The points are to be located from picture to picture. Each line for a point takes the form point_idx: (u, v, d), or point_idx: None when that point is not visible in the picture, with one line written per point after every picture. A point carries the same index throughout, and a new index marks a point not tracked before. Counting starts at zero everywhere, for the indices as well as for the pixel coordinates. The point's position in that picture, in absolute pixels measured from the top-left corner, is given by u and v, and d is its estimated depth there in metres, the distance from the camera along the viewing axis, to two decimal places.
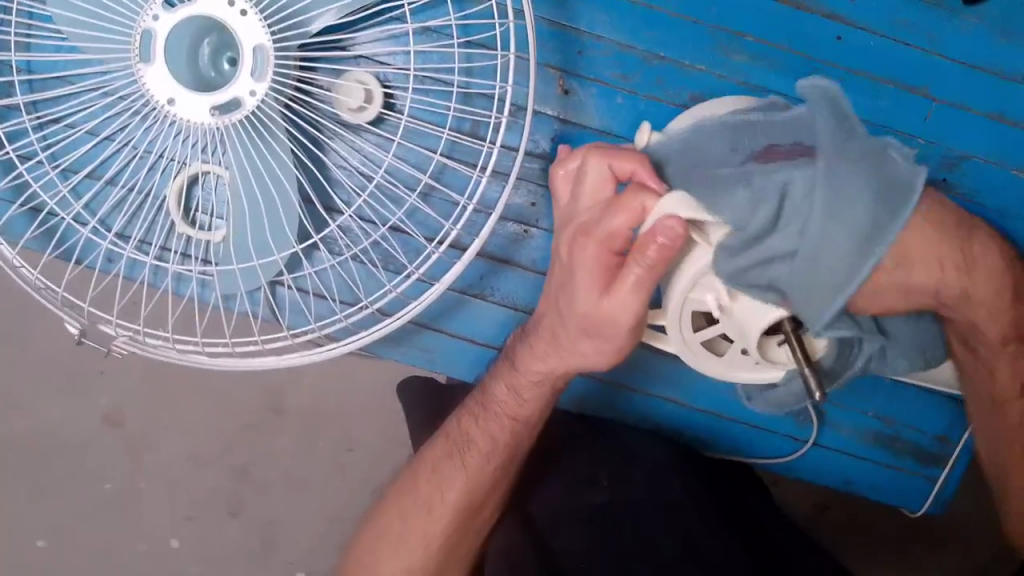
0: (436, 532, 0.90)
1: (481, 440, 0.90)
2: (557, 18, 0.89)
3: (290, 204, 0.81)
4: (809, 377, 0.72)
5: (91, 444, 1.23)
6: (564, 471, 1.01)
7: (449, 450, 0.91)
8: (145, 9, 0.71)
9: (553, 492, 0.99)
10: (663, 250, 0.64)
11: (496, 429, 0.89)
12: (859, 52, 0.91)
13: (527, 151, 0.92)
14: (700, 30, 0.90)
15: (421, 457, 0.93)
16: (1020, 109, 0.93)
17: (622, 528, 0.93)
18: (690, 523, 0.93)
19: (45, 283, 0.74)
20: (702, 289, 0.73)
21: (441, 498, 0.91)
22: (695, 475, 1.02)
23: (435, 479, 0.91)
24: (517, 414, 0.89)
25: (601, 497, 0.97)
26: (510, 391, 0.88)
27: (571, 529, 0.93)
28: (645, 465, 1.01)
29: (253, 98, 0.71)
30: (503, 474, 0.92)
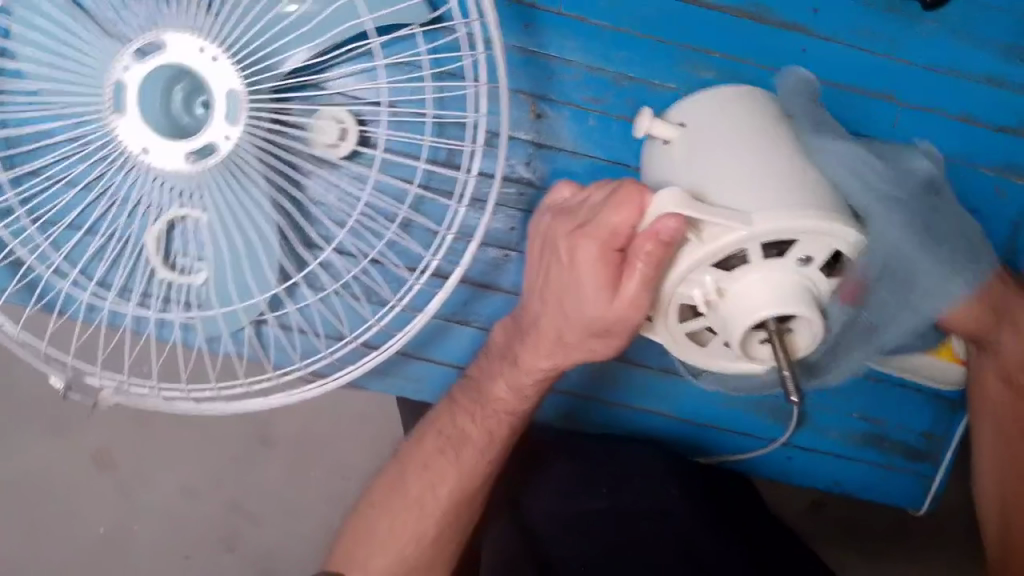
0: (429, 526, 0.90)
1: (477, 435, 0.89)
2: (526, 45, 0.89)
3: (270, 241, 0.81)
4: (786, 380, 0.72)
5: (81, 487, 1.22)
6: (560, 476, 1.02)
7: (443, 445, 0.90)
8: (116, 60, 0.72)
9: (548, 501, 1.01)
10: (664, 243, 0.65)
11: (494, 423, 0.88)
12: (823, 62, 0.93)
13: (505, 176, 0.92)
14: (668, 50, 0.91)
15: (412, 452, 0.92)
16: (985, 109, 0.95)
17: (622, 533, 0.95)
18: (687, 525, 0.95)
19: (29, 339, 0.75)
20: (690, 284, 0.71)
21: (434, 493, 0.90)
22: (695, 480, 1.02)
23: (427, 473, 0.91)
24: (515, 409, 0.87)
25: (601, 505, 1.00)
26: (510, 388, 0.85)
27: (565, 539, 0.95)
28: (644, 466, 1.01)
29: (228, 143, 0.72)
30: (499, 465, 0.91)
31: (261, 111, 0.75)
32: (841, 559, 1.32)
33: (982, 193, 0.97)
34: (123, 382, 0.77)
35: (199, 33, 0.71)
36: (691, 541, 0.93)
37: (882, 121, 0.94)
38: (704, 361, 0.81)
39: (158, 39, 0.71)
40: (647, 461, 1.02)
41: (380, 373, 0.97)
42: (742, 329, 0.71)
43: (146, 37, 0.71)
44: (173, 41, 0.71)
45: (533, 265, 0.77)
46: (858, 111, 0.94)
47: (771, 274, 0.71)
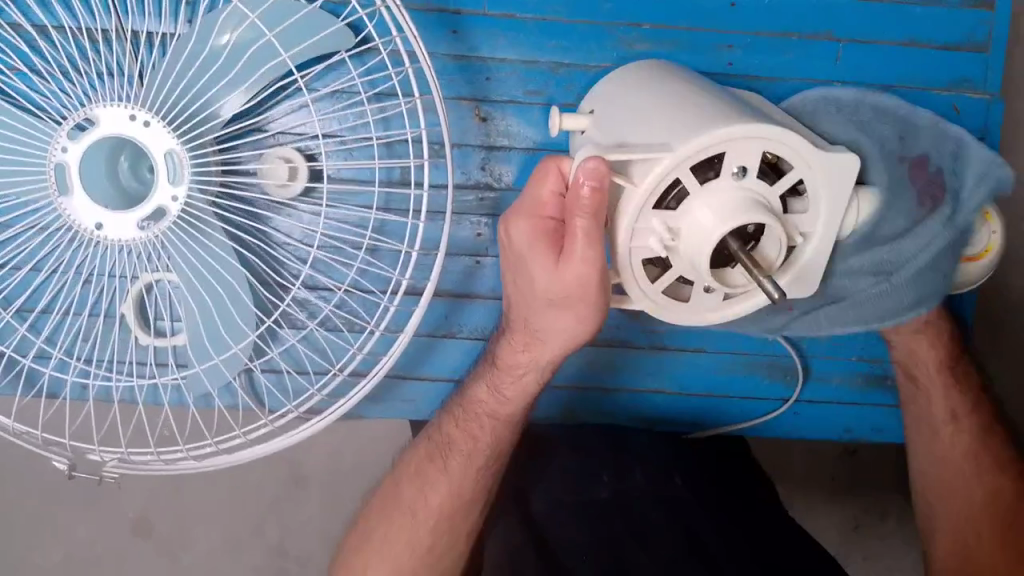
0: (422, 535, 0.88)
1: (461, 439, 0.88)
2: (456, 51, 0.90)
3: (237, 293, 0.81)
4: (762, 283, 0.63)
5: (122, 555, 1.26)
6: (558, 471, 1.02)
7: (432, 452, 0.90)
8: (53, 143, 0.72)
9: (550, 490, 1.00)
10: (590, 212, 0.63)
11: (477, 429, 0.87)
12: (756, 15, 0.92)
13: (459, 185, 0.93)
14: (599, 30, 0.91)
15: (408, 461, 0.92)
16: (926, 29, 0.94)
17: (625, 522, 0.94)
18: (691, 515, 0.96)
19: (25, 429, 0.76)
20: (642, 234, 0.67)
21: (424, 502, 0.89)
22: (694, 471, 1.05)
23: (418, 481, 0.90)
24: (496, 412, 0.86)
25: (603, 493, 0.99)
26: (488, 389, 0.85)
27: (570, 523, 0.94)
28: (642, 463, 1.03)
29: (176, 203, 0.72)
30: (488, 471, 0.89)
31: (207, 171, 0.76)
32: (881, 505, 1.33)
33: (939, 114, 0.95)
34: (121, 453, 0.77)
35: (129, 101, 0.72)
36: (693, 529, 0.93)
37: (824, 61, 0.93)
38: (694, 318, 0.73)
39: (89, 115, 0.71)
40: (645, 456, 1.05)
41: (375, 399, 0.98)
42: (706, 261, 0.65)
43: (77, 115, 0.71)
44: (105, 114, 0.71)
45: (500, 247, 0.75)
46: (800, 56, 0.93)
47: (716, 193, 0.65)
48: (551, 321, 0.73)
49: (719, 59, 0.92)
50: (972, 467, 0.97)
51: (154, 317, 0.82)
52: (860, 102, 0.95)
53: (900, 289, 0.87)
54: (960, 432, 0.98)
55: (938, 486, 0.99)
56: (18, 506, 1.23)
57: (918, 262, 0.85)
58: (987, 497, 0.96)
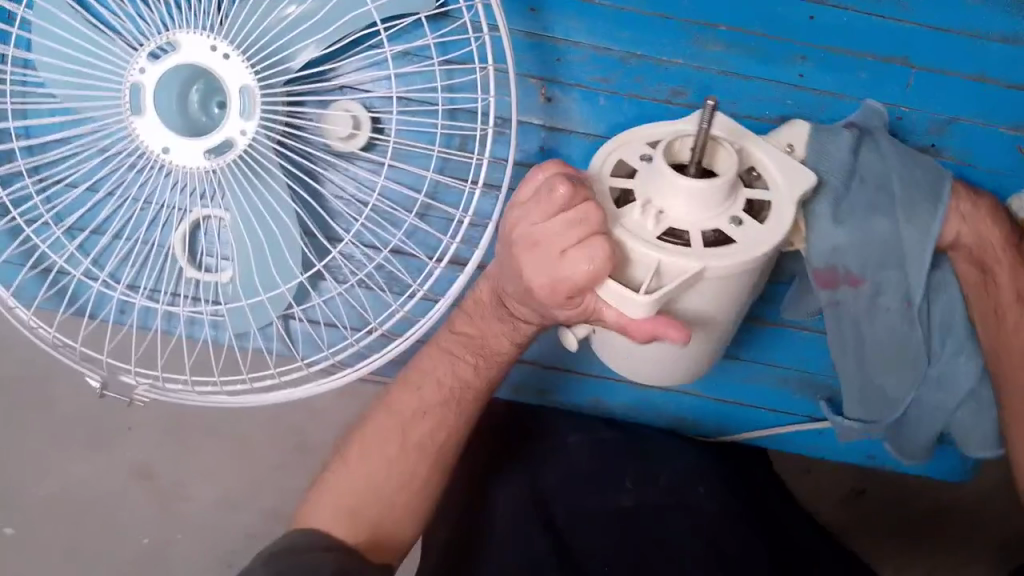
0: (419, 474, 0.84)
1: (467, 373, 0.86)
2: (532, 30, 0.90)
3: (291, 234, 0.82)
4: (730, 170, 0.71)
5: (123, 497, 1.26)
6: (584, 461, 1.04)
7: (443, 395, 0.85)
8: (131, 64, 0.74)
9: (574, 488, 1.01)
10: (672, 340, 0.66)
11: (494, 372, 0.87)
12: (833, 30, 0.91)
13: (517, 162, 0.95)
14: (674, 26, 0.91)
15: (399, 398, 0.85)
16: (1000, 66, 0.92)
17: (645, 532, 0.96)
18: (716, 527, 0.96)
19: (65, 340, 0.77)
20: (636, 222, 0.70)
21: (411, 437, 0.84)
22: (721, 479, 1.05)
23: (417, 419, 0.85)
24: (500, 353, 0.86)
25: (627, 500, 1.00)
26: (497, 333, 0.85)
27: (595, 528, 0.96)
28: (669, 468, 1.05)
29: (244, 137, 0.73)
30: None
31: (275, 108, 0.76)
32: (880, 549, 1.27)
33: (998, 151, 0.97)
34: (156, 376, 0.77)
35: (211, 32, 0.73)
36: (717, 543, 0.94)
37: (894, 86, 0.94)
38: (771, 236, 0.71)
39: (171, 40, 0.73)
40: (673, 461, 1.06)
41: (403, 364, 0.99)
42: (696, 208, 0.70)
43: (159, 38, 0.73)
44: (187, 42, 0.73)
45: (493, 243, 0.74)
46: (870, 76, 0.93)
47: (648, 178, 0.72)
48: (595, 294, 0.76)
49: (791, 70, 0.93)
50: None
51: (204, 251, 0.83)
52: (926, 131, 0.96)
53: (908, 171, 0.88)
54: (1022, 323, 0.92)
55: (1013, 362, 0.93)
56: (33, 434, 1.26)
57: (891, 159, 0.89)
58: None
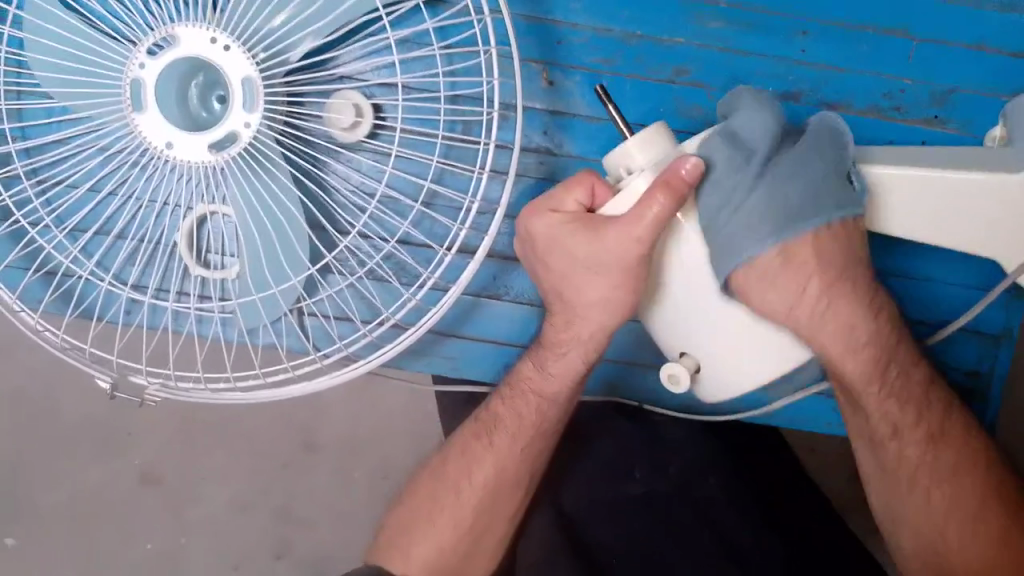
0: (465, 514, 0.89)
1: (507, 418, 0.90)
2: (532, 13, 0.90)
3: (297, 221, 0.81)
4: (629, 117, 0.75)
5: (129, 503, 1.27)
6: (601, 452, 1.04)
7: (478, 431, 0.91)
8: (130, 60, 0.72)
9: (584, 485, 1.03)
10: (687, 180, 0.71)
11: (523, 406, 0.89)
12: (833, 3, 0.91)
13: (521, 148, 0.93)
14: (675, 4, 0.91)
15: (451, 447, 0.93)
16: (1001, 35, 0.93)
17: (658, 524, 0.99)
18: (722, 518, 1.00)
19: (74, 344, 0.76)
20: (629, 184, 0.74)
21: (470, 479, 0.90)
22: (731, 467, 1.06)
23: (464, 461, 0.91)
24: (543, 389, 0.88)
25: (638, 491, 1.02)
26: (536, 365, 0.88)
27: (607, 525, 0.99)
28: (680, 458, 1.05)
29: (248, 129, 0.72)
30: (536, 456, 0.90)
31: (275, 96, 0.75)
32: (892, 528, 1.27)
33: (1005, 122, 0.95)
34: (167, 376, 0.77)
35: (210, 23, 0.72)
36: (723, 535, 0.98)
37: (895, 58, 0.93)
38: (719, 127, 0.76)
39: (170, 33, 0.72)
40: (685, 451, 1.06)
41: (415, 353, 0.98)
42: (645, 151, 0.74)
43: (158, 32, 0.72)
44: (187, 35, 0.72)
45: (518, 255, 0.84)
46: (872, 49, 0.93)
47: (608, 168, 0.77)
48: (604, 267, 0.75)
49: (792, 45, 0.92)
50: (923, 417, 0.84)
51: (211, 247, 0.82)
52: (928, 102, 0.94)
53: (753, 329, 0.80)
54: (928, 404, 0.84)
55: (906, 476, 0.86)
56: (37, 442, 1.25)
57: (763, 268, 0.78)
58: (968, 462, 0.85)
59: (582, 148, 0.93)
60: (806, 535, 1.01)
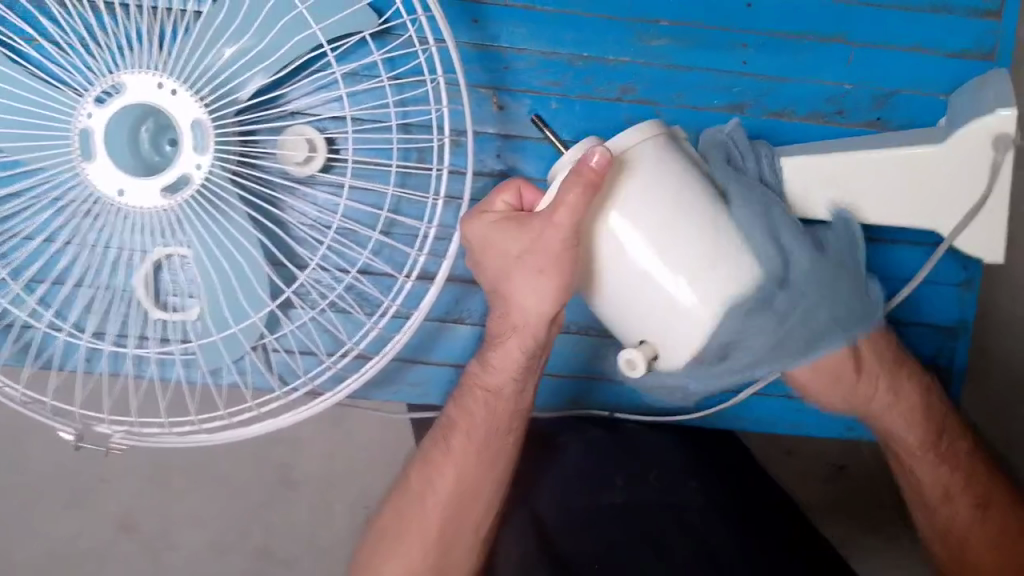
0: (431, 526, 0.88)
1: (458, 418, 0.89)
2: (478, 40, 0.91)
3: (256, 260, 0.81)
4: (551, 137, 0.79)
5: (107, 551, 1.26)
6: (581, 461, 1.05)
7: (434, 437, 0.91)
8: (78, 109, 0.73)
9: (562, 494, 1.03)
10: (598, 171, 0.72)
11: (475, 408, 0.89)
12: (772, 15, 0.94)
13: (476, 172, 0.94)
14: (617, 24, 0.92)
15: (413, 461, 0.93)
16: (936, 37, 0.96)
17: (639, 532, 0.99)
18: (704, 525, 1.00)
19: (35, 398, 0.75)
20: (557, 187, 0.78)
21: (432, 488, 0.89)
22: (707, 472, 1.07)
23: (425, 470, 0.90)
24: (490, 386, 0.88)
25: (617, 500, 1.02)
26: (479, 363, 0.89)
27: (581, 533, 0.98)
28: (658, 466, 1.06)
29: (200, 171, 0.73)
30: (493, 458, 0.89)
31: (225, 137, 0.76)
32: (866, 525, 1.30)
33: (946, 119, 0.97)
34: (132, 423, 0.76)
35: (156, 69, 0.73)
36: (706, 541, 0.98)
37: (835, 65, 0.95)
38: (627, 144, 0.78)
39: (117, 81, 0.72)
40: (661, 459, 1.07)
41: (381, 382, 0.98)
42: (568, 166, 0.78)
43: (105, 80, 0.72)
44: (133, 82, 0.72)
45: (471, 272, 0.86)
46: (812, 57, 0.95)
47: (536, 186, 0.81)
48: (554, 283, 0.77)
49: (735, 57, 0.94)
50: (937, 404, 0.93)
51: (168, 291, 0.82)
52: (870, 105, 0.96)
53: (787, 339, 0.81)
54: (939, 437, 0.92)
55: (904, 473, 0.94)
56: (9, 498, 1.24)
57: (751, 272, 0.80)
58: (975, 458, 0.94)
59: (537, 169, 0.94)
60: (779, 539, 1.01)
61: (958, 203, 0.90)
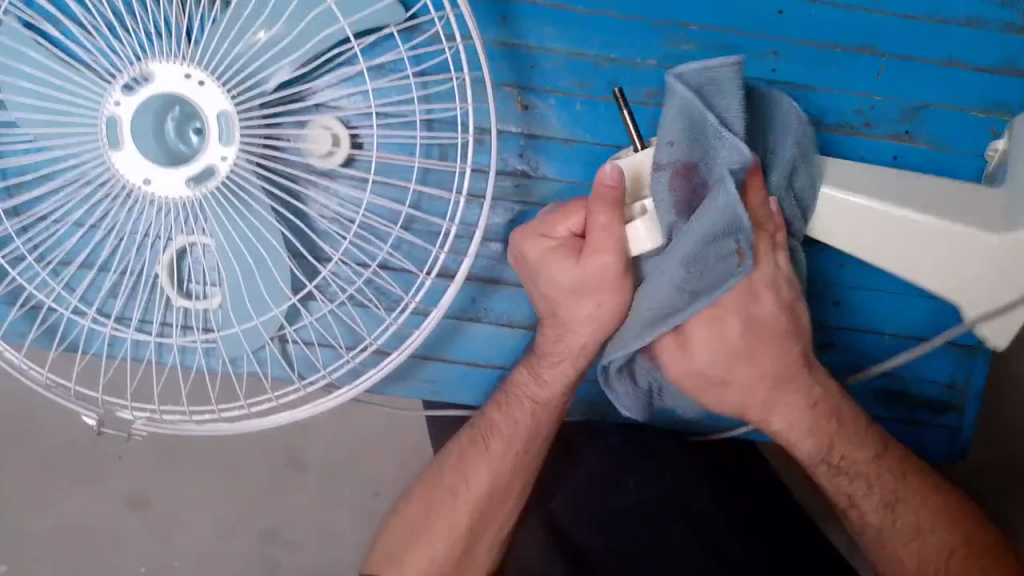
0: (458, 520, 0.89)
1: (505, 425, 0.91)
2: (505, 38, 0.91)
3: (278, 253, 0.82)
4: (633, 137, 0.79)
5: (118, 526, 1.27)
6: (594, 458, 1.05)
7: (474, 437, 0.92)
8: (105, 97, 0.74)
9: (576, 495, 1.03)
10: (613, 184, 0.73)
11: (520, 414, 0.91)
12: (803, 24, 0.93)
13: (498, 171, 0.94)
14: (646, 27, 0.92)
15: (447, 451, 0.93)
16: (969, 51, 0.94)
17: (650, 533, 1.00)
18: (717, 526, 1.01)
19: (58, 382, 0.76)
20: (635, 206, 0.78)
21: (466, 483, 0.90)
22: (721, 472, 1.07)
23: (460, 467, 0.91)
24: (539, 398, 0.90)
25: (631, 499, 1.03)
26: (531, 375, 0.90)
27: (600, 531, 1.00)
28: (671, 466, 1.06)
29: (225, 162, 0.73)
30: (531, 461, 0.92)
31: (250, 130, 0.75)
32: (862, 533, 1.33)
33: (973, 135, 0.96)
34: (154, 410, 0.77)
35: (184, 60, 0.73)
36: (719, 542, 1.00)
37: (865, 76, 0.94)
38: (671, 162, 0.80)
39: (145, 71, 0.73)
40: (674, 458, 1.06)
41: (397, 377, 0.98)
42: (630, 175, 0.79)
43: (133, 70, 0.73)
44: (161, 72, 0.73)
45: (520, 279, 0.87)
46: (842, 68, 0.94)
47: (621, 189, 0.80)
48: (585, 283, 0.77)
49: (763, 65, 0.93)
50: (889, 471, 0.88)
51: (190, 277, 0.83)
52: (898, 118, 0.96)
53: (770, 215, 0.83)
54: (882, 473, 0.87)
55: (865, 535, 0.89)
56: (24, 469, 1.25)
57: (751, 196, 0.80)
58: (934, 541, 0.86)
59: (561, 170, 0.94)
60: (795, 540, 1.01)
61: (984, 298, 0.93)
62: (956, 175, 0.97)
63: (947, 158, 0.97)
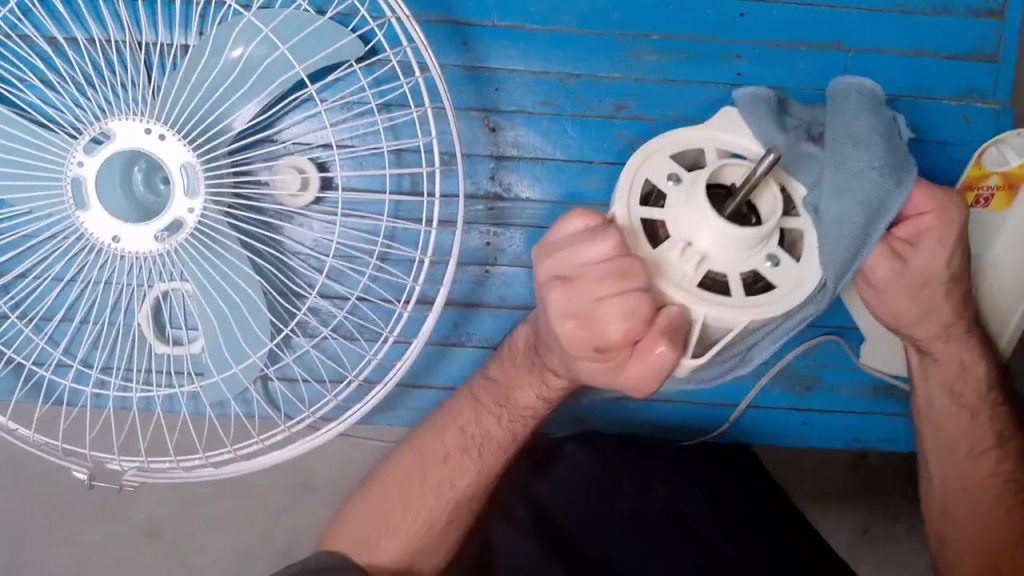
0: (439, 515, 0.89)
1: (499, 434, 0.89)
2: (467, 62, 0.91)
3: (254, 302, 0.82)
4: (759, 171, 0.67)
5: (132, 559, 1.27)
6: (581, 462, 1.03)
7: (465, 444, 0.90)
8: (69, 158, 0.74)
9: (570, 501, 1.02)
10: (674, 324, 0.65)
11: (516, 428, 0.89)
12: (766, 25, 0.93)
13: (470, 195, 0.94)
14: (608, 40, 0.92)
15: (426, 444, 0.91)
16: (935, 40, 0.94)
17: (647, 539, 1.00)
18: (708, 530, 1.01)
19: (41, 438, 0.76)
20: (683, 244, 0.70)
21: (451, 484, 0.89)
22: (711, 472, 1.07)
23: (446, 467, 0.90)
24: (538, 414, 0.89)
25: (625, 506, 1.02)
26: (537, 398, 0.87)
27: (593, 536, 0.99)
28: (665, 470, 1.05)
29: (192, 215, 0.73)
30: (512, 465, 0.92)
31: (220, 180, 0.76)
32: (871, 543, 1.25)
33: (948, 123, 0.96)
34: (142, 461, 0.78)
35: (144, 115, 0.73)
36: (713, 548, 0.99)
37: (834, 71, 0.94)
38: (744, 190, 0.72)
39: (104, 129, 0.73)
40: (666, 460, 1.06)
41: (385, 408, 1.00)
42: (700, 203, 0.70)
43: (93, 129, 0.73)
44: (122, 129, 0.73)
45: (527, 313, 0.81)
46: (810, 65, 0.93)
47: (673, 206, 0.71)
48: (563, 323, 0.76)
49: (728, 69, 0.93)
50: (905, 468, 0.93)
51: (171, 326, 0.83)
52: None
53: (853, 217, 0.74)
54: None
55: None
56: (33, 511, 1.25)
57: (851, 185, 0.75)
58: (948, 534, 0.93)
59: (534, 188, 0.94)
60: (781, 534, 1.02)
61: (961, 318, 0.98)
62: (935, 165, 0.96)
63: (924, 148, 0.96)
